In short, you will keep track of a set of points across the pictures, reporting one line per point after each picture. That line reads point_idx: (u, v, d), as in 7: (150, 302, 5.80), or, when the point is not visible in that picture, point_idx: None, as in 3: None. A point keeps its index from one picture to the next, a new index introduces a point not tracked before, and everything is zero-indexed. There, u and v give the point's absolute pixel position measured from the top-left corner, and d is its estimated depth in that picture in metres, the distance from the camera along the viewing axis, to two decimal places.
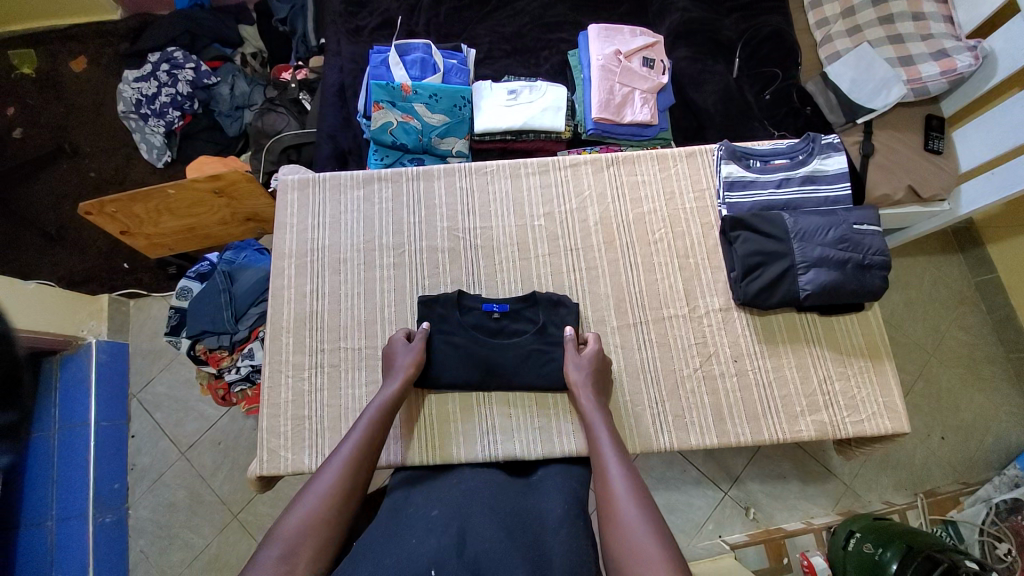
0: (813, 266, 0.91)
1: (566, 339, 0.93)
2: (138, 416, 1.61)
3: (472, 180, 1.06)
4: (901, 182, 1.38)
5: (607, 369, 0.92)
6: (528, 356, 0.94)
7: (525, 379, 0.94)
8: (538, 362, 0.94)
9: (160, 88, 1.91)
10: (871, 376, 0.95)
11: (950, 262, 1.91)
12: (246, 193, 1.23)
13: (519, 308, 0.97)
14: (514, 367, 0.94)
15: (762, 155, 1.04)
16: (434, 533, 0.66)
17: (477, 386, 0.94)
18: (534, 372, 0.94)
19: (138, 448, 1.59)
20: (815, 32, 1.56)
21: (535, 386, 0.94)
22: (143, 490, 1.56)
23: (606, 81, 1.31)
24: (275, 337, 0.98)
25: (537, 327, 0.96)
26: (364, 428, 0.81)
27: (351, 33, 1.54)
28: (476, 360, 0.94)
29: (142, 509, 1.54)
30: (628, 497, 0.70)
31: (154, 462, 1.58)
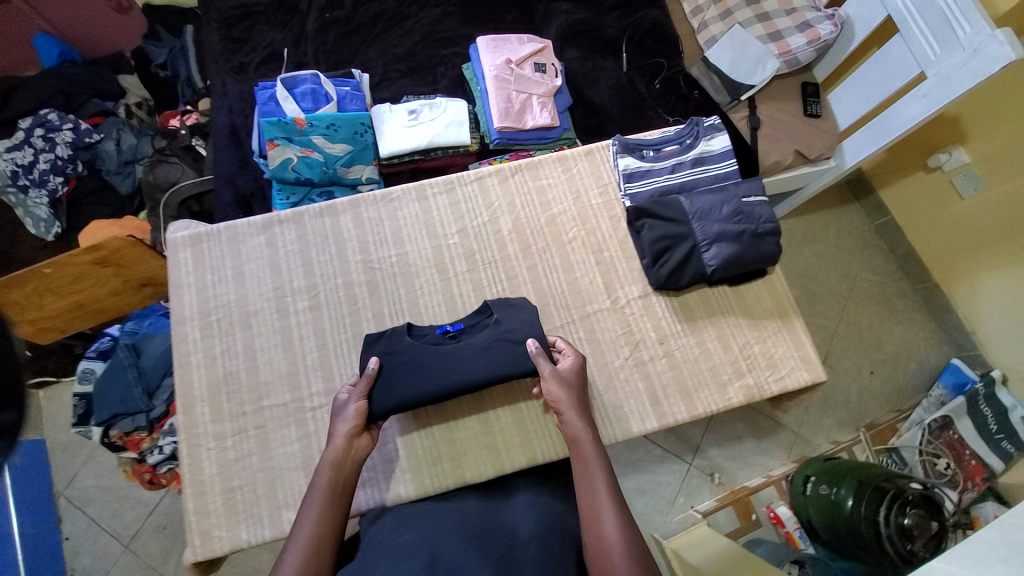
0: (714, 242, 0.95)
1: (534, 353, 0.88)
2: (69, 515, 1.46)
3: (378, 209, 1.02)
4: (787, 148, 1.51)
5: (582, 376, 0.89)
6: (490, 348, 0.90)
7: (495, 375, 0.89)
8: (501, 352, 0.89)
9: (36, 155, 1.76)
10: (784, 334, 1.00)
11: (848, 211, 2.08)
12: (135, 259, 1.17)
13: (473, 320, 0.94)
14: (475, 357, 0.89)
15: (653, 144, 1.08)
16: (405, 560, 0.66)
17: (452, 389, 0.87)
18: (497, 361, 0.89)
19: (76, 550, 1.44)
20: (692, 19, 1.65)
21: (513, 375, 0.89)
22: None
23: (501, 90, 1.32)
24: (189, 409, 0.92)
25: (496, 321, 0.92)
26: (324, 493, 0.76)
27: (235, 71, 1.47)
28: (427, 376, 0.88)
29: None
30: (606, 521, 0.70)
31: (98, 560, 1.43)
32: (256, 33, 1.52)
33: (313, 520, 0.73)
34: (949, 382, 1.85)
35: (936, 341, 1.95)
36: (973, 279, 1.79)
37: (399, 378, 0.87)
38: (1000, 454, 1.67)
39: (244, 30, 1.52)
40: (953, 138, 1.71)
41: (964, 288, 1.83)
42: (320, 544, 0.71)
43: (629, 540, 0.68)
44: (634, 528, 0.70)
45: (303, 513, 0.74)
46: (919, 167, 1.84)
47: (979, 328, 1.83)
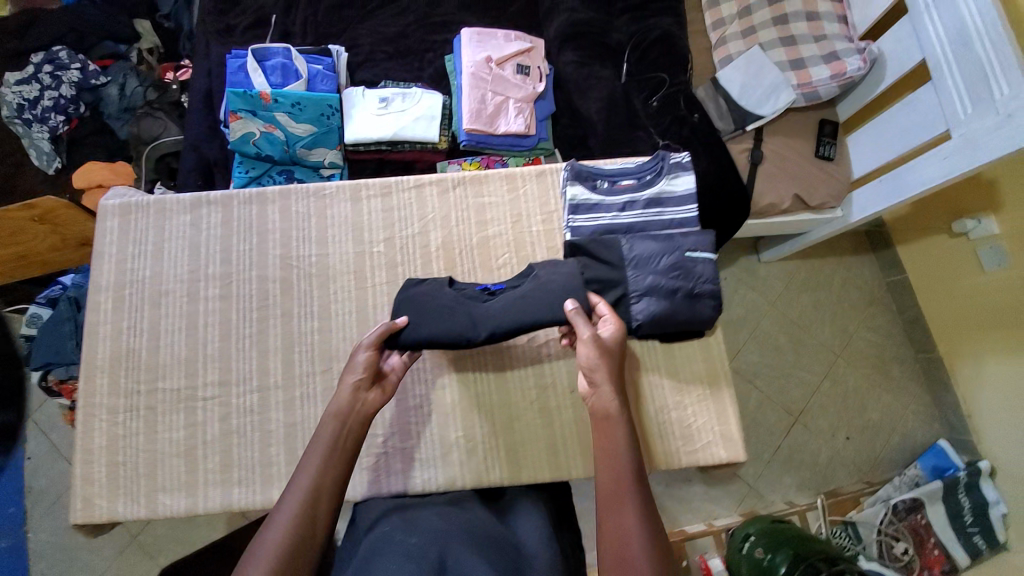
0: (644, 296, 0.88)
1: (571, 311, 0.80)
2: (33, 437, 1.51)
3: (308, 204, 0.99)
4: (786, 191, 1.38)
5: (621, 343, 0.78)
6: (525, 300, 0.85)
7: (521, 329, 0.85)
8: (541, 300, 0.85)
9: (42, 91, 1.79)
10: (710, 404, 0.93)
11: (860, 262, 1.92)
12: (72, 219, 1.21)
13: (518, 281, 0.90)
14: (516, 305, 0.85)
15: (610, 175, 0.99)
16: (413, 559, 0.60)
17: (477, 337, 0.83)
18: (536, 310, 0.84)
19: (34, 471, 1.49)
20: (710, 32, 1.50)
21: (542, 324, 0.84)
22: (42, 513, 1.46)
23: (476, 90, 1.25)
24: (90, 378, 0.93)
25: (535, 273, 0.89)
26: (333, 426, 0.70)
27: (221, 34, 1.44)
28: (458, 317, 0.85)
29: (41, 532, 1.45)
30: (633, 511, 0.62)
31: (52, 484, 1.48)
32: None
33: (314, 470, 0.66)
34: (928, 463, 1.68)
35: (927, 417, 1.80)
36: (977, 361, 1.64)
37: (431, 320, 0.85)
38: (968, 548, 1.52)
39: None
40: (984, 204, 1.54)
41: (967, 369, 1.69)
42: (318, 498, 0.64)
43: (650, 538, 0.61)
44: (657, 527, 0.62)
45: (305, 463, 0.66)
46: (944, 231, 1.68)
47: (975, 413, 1.68)
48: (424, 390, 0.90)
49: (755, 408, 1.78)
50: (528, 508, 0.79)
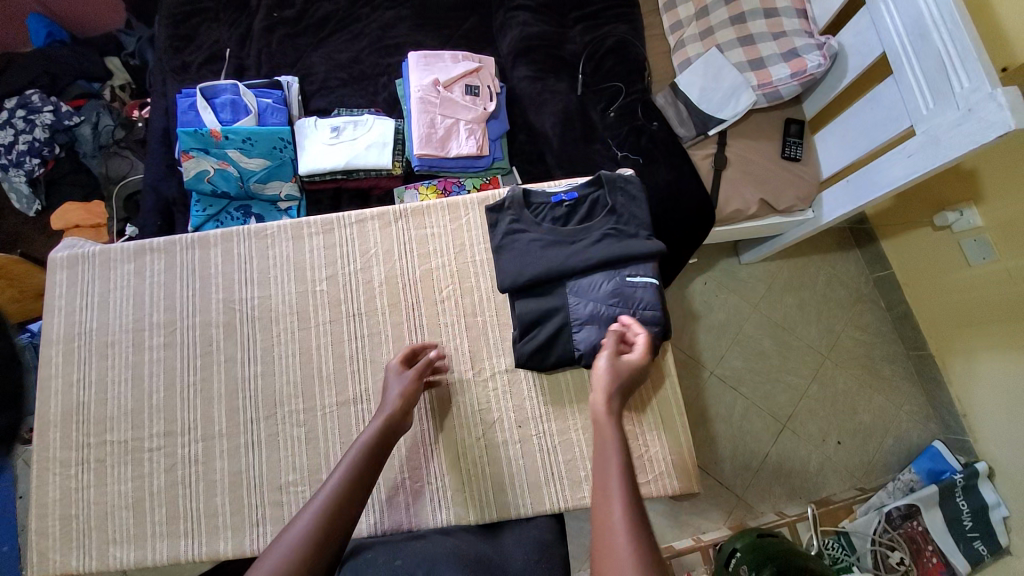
0: (586, 324, 0.87)
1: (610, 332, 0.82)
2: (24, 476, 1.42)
3: (250, 246, 0.99)
4: (751, 196, 1.34)
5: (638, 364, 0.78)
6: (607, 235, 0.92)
7: (561, 263, 0.89)
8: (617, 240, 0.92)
9: (17, 135, 1.80)
10: (661, 434, 0.94)
11: (846, 258, 1.87)
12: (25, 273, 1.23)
13: (588, 192, 0.97)
14: (600, 243, 0.91)
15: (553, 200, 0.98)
16: None
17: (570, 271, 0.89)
18: (613, 247, 0.90)
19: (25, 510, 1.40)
20: (669, 37, 1.47)
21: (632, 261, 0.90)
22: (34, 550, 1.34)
23: (425, 114, 1.23)
24: (43, 433, 0.94)
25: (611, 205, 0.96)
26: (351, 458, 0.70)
27: (176, 70, 1.44)
28: (557, 247, 0.92)
29: None
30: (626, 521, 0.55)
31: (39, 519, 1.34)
32: (202, 31, 1.48)
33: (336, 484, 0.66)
34: (924, 467, 1.63)
35: (921, 417, 1.75)
36: (969, 356, 1.59)
37: (528, 261, 0.91)
38: (968, 555, 1.46)
39: (192, 27, 1.48)
40: (966, 195, 1.49)
41: (959, 366, 1.63)
42: (340, 511, 0.63)
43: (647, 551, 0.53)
44: (653, 544, 0.54)
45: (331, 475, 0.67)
46: (928, 223, 1.62)
47: (971, 412, 1.62)
48: (491, 354, 0.93)
49: (741, 416, 1.74)
50: (470, 548, 0.78)
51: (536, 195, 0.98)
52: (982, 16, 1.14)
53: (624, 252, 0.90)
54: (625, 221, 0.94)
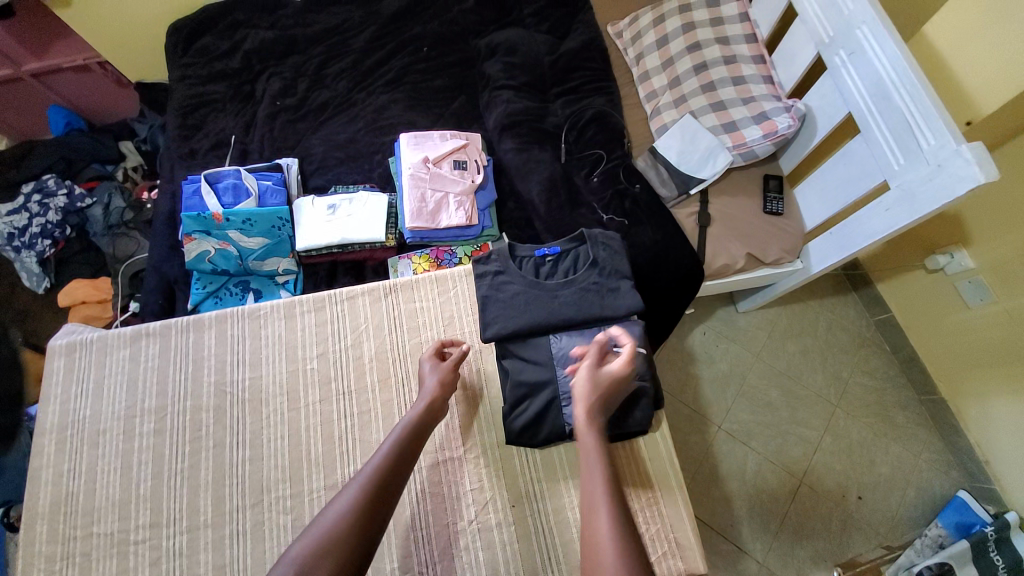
0: (575, 398, 0.86)
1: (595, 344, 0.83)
2: None
3: (243, 326, 1.01)
4: (737, 252, 1.37)
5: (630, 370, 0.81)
6: (587, 289, 0.94)
7: (540, 318, 0.91)
8: (600, 295, 0.94)
9: (30, 219, 1.89)
10: (661, 509, 0.86)
11: (845, 302, 1.86)
12: None
13: (571, 248, 0.98)
14: (576, 303, 0.93)
15: (538, 257, 0.99)
16: None
17: (546, 324, 0.91)
18: (598, 302, 0.93)
19: None
20: (646, 105, 1.56)
21: (607, 317, 0.92)
22: None
23: (416, 189, 1.29)
24: (29, 527, 0.92)
25: (594, 261, 0.97)
26: (394, 440, 0.76)
27: (184, 157, 1.54)
28: (539, 292, 0.94)
29: None
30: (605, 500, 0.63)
31: None
32: (209, 120, 1.59)
33: (389, 454, 0.73)
34: (951, 520, 1.52)
35: (942, 464, 1.66)
36: (981, 399, 1.54)
37: (510, 311, 0.93)
38: None
39: (200, 116, 1.59)
40: (954, 239, 1.51)
41: (972, 410, 1.58)
42: (390, 482, 0.70)
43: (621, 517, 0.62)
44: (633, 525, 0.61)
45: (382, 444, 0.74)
46: (920, 266, 1.63)
47: (992, 457, 1.55)
48: (482, 428, 0.92)
49: (755, 472, 1.66)
50: None
51: (522, 247, 1.00)
52: (939, 76, 1.21)
53: (608, 309, 0.92)
54: (608, 273, 0.96)
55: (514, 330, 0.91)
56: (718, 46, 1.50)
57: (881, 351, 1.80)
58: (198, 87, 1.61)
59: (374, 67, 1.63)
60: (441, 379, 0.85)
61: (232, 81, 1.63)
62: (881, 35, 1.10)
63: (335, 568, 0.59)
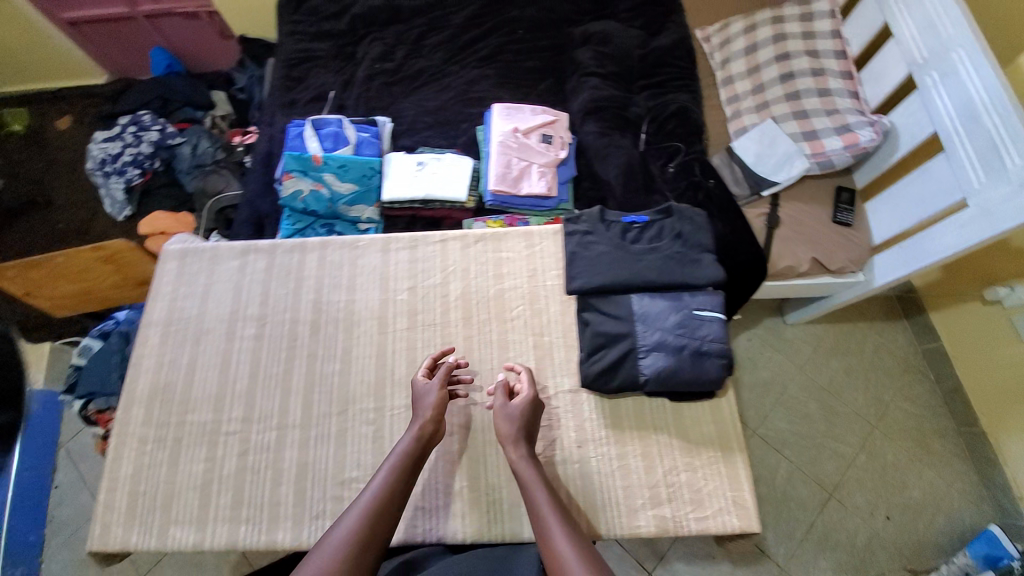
0: (652, 351, 0.89)
1: (497, 387, 0.88)
2: (63, 467, 1.79)
3: (343, 253, 1.09)
4: (804, 255, 1.40)
5: (539, 413, 0.87)
6: (672, 258, 0.98)
7: (624, 276, 0.96)
8: (684, 262, 0.97)
9: (124, 147, 2.06)
10: (721, 468, 0.90)
11: (894, 329, 1.86)
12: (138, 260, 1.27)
13: (657, 218, 1.03)
14: (663, 268, 0.96)
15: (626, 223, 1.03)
16: None
17: (630, 284, 0.96)
18: (684, 270, 0.96)
19: (60, 499, 1.75)
20: (726, 107, 1.60)
21: (690, 286, 0.95)
22: (59, 542, 1.73)
23: (503, 155, 1.36)
24: (127, 408, 0.97)
25: (676, 235, 1.00)
26: (388, 469, 0.78)
27: (285, 105, 1.65)
28: (625, 254, 0.99)
29: (54, 563, 1.68)
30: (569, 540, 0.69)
31: (75, 515, 1.76)
32: (312, 74, 1.70)
33: (382, 486, 0.76)
34: (979, 552, 1.49)
35: (975, 499, 1.64)
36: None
37: (595, 269, 0.98)
38: None
39: (303, 70, 1.70)
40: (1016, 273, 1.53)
41: (1012, 447, 1.57)
42: (385, 512, 0.73)
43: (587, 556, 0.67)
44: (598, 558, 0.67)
45: (375, 477, 0.76)
46: (977, 299, 1.66)
47: None
48: (556, 371, 0.96)
49: (785, 479, 1.67)
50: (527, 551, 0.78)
51: (611, 213, 1.05)
52: None
53: (692, 276, 0.96)
54: (691, 246, 0.99)
55: (599, 288, 0.97)
56: (807, 58, 1.55)
57: (924, 379, 1.79)
58: (305, 43, 1.73)
59: (469, 43, 1.72)
60: (435, 405, 0.85)
61: (336, 42, 1.74)
62: (975, 57, 1.13)
63: None
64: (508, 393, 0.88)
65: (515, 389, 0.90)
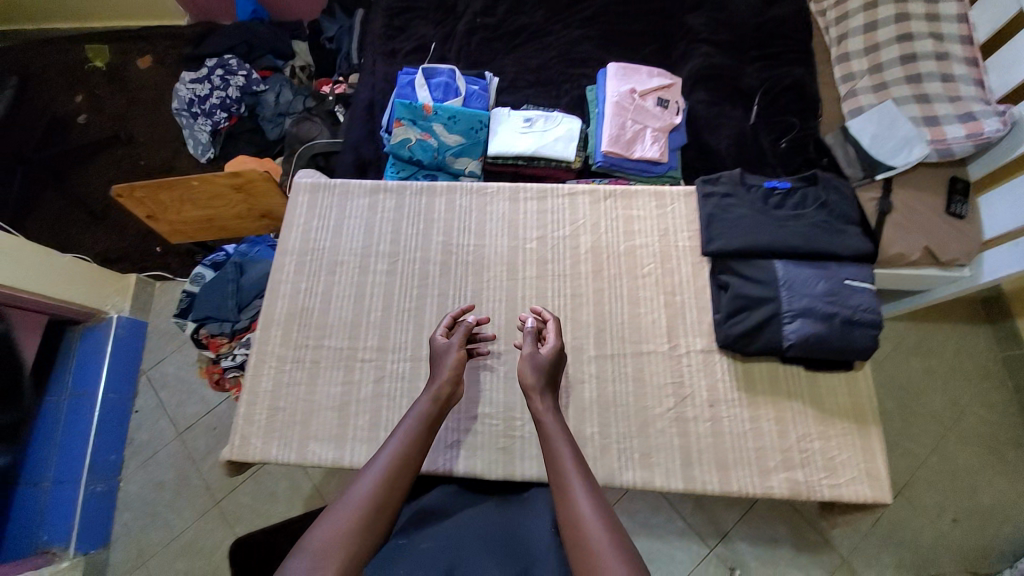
0: (799, 316, 0.88)
1: (527, 331, 0.91)
2: (143, 393, 1.76)
3: (471, 199, 1.10)
4: (916, 243, 1.35)
5: (561, 369, 0.89)
6: (816, 227, 0.96)
7: (767, 241, 0.94)
8: (830, 232, 0.96)
9: (212, 90, 2.07)
10: (855, 440, 0.91)
11: (975, 332, 1.81)
12: (263, 191, 1.31)
13: (801, 186, 1.01)
14: (810, 236, 0.94)
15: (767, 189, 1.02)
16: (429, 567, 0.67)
17: (775, 248, 0.94)
18: (830, 239, 0.95)
19: (139, 424, 1.73)
20: (840, 86, 1.54)
21: (838, 255, 0.94)
22: (136, 467, 1.68)
23: (618, 117, 1.34)
24: (266, 328, 1.03)
25: (820, 204, 0.99)
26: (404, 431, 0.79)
27: (386, 54, 1.65)
28: (770, 220, 0.97)
29: (132, 485, 1.66)
30: (590, 498, 0.69)
31: (152, 439, 1.71)
32: (412, 25, 1.68)
33: (398, 446, 0.77)
34: None
35: None
36: None
37: (734, 231, 0.97)
38: None
39: (404, 20, 1.69)
40: None
41: None
42: (400, 471, 0.74)
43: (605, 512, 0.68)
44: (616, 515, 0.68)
45: (392, 439, 0.77)
46: None
47: None
48: (688, 331, 0.97)
49: None
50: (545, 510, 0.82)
51: (751, 177, 1.03)
52: None
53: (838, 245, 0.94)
54: (836, 216, 0.98)
55: (738, 250, 0.96)
56: (931, 41, 1.48)
57: (1002, 385, 1.75)
58: None
59: (573, 3, 1.68)
60: (453, 365, 0.87)
61: None
62: None
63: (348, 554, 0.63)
64: (535, 344, 0.90)
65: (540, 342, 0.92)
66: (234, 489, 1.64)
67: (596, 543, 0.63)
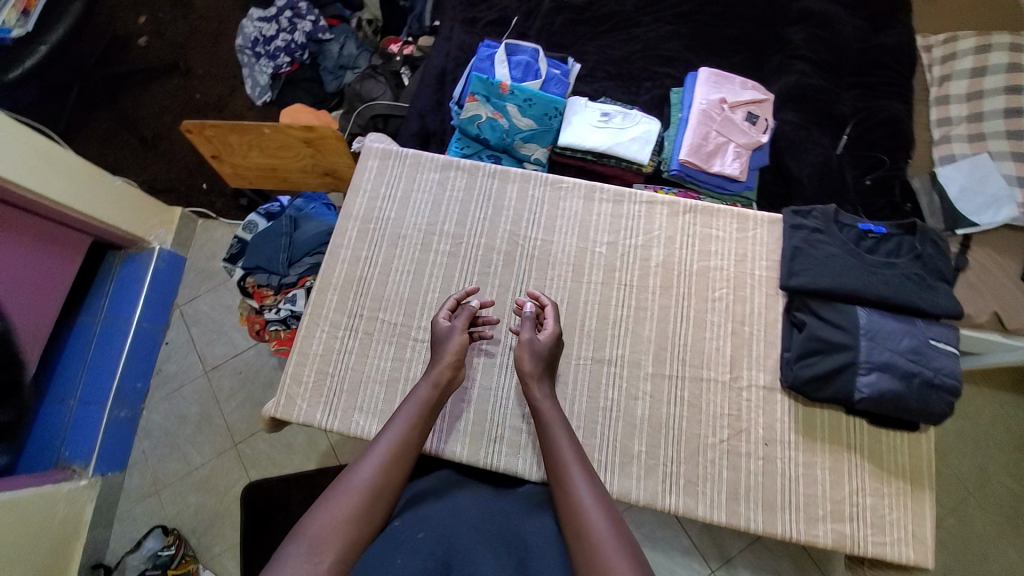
0: (876, 369, 0.87)
1: (526, 317, 0.94)
2: (176, 325, 1.79)
3: (545, 191, 1.07)
4: (987, 306, 1.25)
5: (556, 356, 0.93)
6: (903, 279, 0.93)
7: (856, 288, 0.91)
8: (920, 287, 0.92)
9: (279, 32, 2.01)
10: (907, 502, 0.91)
11: (1020, 402, 1.74)
12: (332, 149, 1.30)
13: (897, 232, 0.98)
14: (901, 290, 0.91)
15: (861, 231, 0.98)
16: (423, 555, 0.67)
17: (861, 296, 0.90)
18: (919, 294, 0.91)
19: (167, 355, 1.76)
20: (934, 129, 1.45)
21: (932, 314, 0.90)
22: (161, 396, 1.71)
23: (703, 126, 1.29)
24: (322, 291, 1.02)
25: (919, 255, 0.95)
26: (405, 418, 0.82)
27: (466, 22, 1.59)
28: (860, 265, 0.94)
29: (154, 414, 1.69)
30: (587, 487, 0.75)
31: (179, 372, 1.74)
32: None
33: (397, 434, 0.79)
34: None
35: None
36: None
37: (819, 269, 0.94)
38: None
39: None
40: None
41: None
42: (399, 458, 0.77)
43: (600, 500, 0.73)
44: (613, 508, 0.73)
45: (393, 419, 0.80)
46: None
47: None
48: (749, 363, 0.97)
49: None
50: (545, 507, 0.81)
51: (846, 216, 1.00)
52: None
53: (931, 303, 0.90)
54: (930, 271, 0.94)
55: (820, 290, 0.92)
56: None
57: None
58: None
59: None
60: (456, 350, 0.89)
61: None
62: None
63: (348, 537, 0.66)
64: (534, 327, 0.94)
65: (537, 326, 0.95)
66: (251, 433, 1.66)
67: (591, 528, 0.69)
